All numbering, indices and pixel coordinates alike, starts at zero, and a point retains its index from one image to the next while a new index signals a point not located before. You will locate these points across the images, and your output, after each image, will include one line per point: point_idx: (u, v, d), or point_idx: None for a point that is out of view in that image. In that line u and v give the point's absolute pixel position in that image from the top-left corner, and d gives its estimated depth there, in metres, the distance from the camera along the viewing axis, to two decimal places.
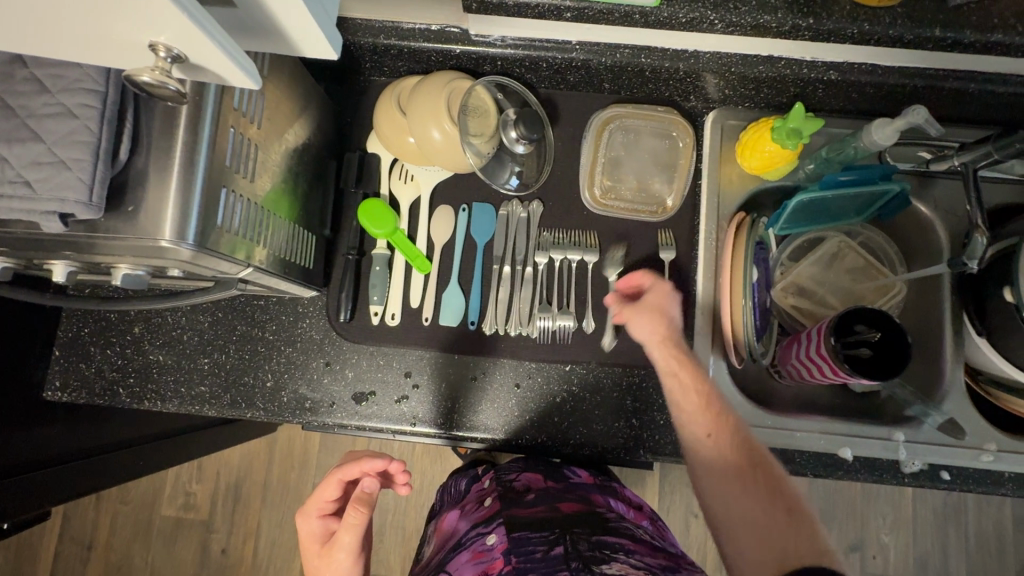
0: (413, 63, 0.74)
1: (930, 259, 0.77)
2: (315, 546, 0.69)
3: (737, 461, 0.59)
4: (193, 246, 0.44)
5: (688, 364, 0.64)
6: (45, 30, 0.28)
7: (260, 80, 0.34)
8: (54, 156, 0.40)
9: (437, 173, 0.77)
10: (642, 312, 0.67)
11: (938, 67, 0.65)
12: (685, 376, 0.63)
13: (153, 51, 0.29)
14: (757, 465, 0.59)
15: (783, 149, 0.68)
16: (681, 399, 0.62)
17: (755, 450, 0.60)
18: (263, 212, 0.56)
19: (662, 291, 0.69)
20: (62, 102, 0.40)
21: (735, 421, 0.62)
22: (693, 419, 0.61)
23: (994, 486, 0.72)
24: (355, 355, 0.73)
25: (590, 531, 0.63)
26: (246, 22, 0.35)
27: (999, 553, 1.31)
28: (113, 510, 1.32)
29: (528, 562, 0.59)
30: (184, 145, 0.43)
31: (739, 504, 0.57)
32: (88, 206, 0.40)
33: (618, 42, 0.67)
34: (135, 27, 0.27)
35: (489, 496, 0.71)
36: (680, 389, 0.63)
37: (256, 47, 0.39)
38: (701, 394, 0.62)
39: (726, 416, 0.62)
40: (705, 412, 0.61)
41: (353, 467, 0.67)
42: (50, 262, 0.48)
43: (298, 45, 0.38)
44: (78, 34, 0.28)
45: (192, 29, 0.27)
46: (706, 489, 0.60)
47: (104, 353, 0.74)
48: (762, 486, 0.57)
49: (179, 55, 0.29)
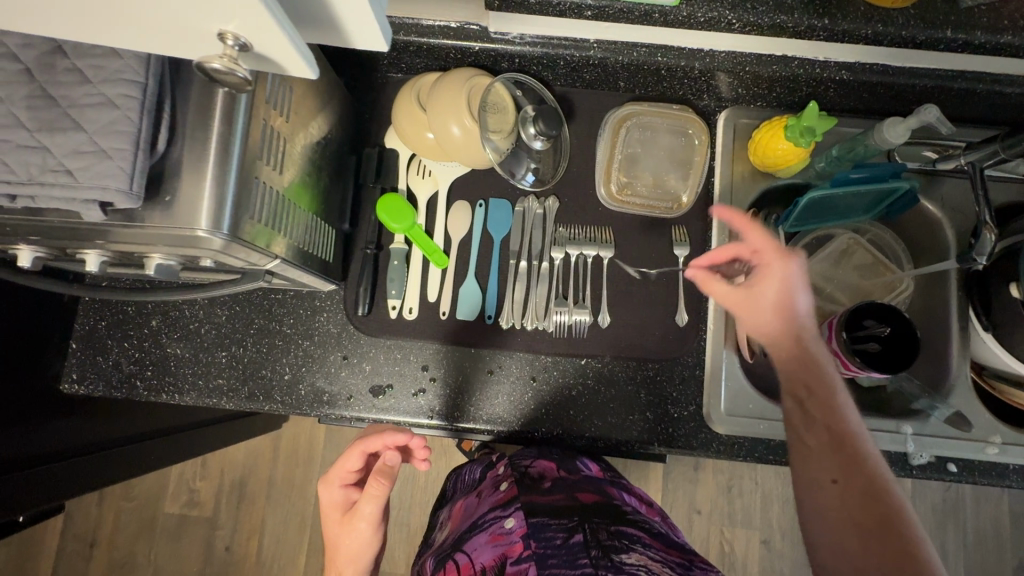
0: (431, 60, 0.75)
1: (936, 256, 0.79)
2: (335, 514, 0.70)
3: (864, 518, 0.51)
4: (226, 236, 0.45)
5: (814, 389, 0.57)
6: (120, 20, 0.29)
7: (318, 72, 0.35)
8: (96, 146, 0.40)
9: (454, 169, 0.78)
10: (760, 302, 0.62)
11: (948, 67, 0.66)
12: (813, 409, 0.56)
13: (221, 39, 0.30)
14: (888, 532, 0.50)
15: (796, 147, 0.70)
16: (805, 432, 0.56)
17: (895, 509, 0.50)
18: (288, 203, 0.57)
19: (773, 273, 0.61)
20: (103, 92, 0.41)
21: (873, 470, 0.53)
22: (817, 458, 0.54)
23: (999, 478, 0.73)
24: (372, 348, 0.74)
25: (608, 520, 0.65)
26: (302, 14, 0.36)
27: (996, 549, 1.33)
28: (117, 508, 1.32)
29: (548, 548, 0.60)
30: (219, 136, 0.44)
31: (855, 566, 0.50)
32: (128, 194, 0.41)
33: (635, 41, 0.68)
34: (208, 16, 0.28)
35: (506, 480, 0.71)
36: (802, 422, 0.57)
37: (310, 38, 0.40)
38: (825, 432, 0.55)
39: (863, 462, 0.53)
40: (833, 454, 0.54)
41: (376, 439, 0.67)
42: (83, 252, 0.48)
43: (353, 39, 0.39)
44: (144, 17, 0.29)
45: (264, 17, 0.28)
46: (818, 536, 0.53)
47: (121, 346, 0.74)
48: (894, 556, 0.49)
49: (245, 43, 0.31)
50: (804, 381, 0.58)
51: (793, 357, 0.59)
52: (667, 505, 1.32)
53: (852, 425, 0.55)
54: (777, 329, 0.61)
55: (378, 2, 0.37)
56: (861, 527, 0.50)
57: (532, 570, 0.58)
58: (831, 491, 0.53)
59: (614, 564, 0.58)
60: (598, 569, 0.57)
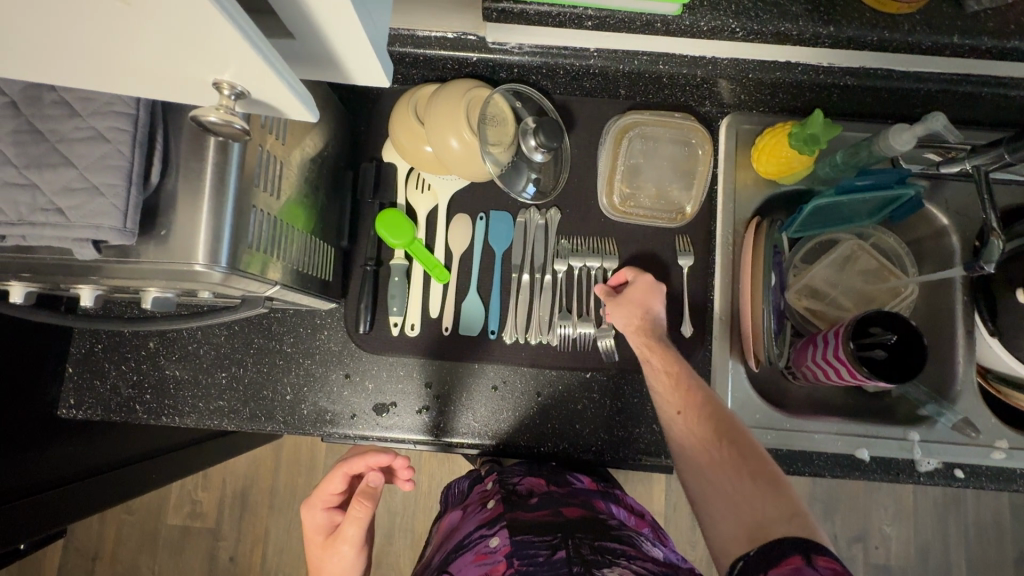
0: (428, 71, 0.73)
1: (941, 261, 0.78)
2: (319, 537, 0.70)
3: (702, 433, 0.61)
4: (225, 270, 0.44)
5: (660, 352, 0.67)
6: (103, 63, 0.28)
7: (316, 114, 0.34)
8: (87, 182, 0.39)
9: (454, 182, 0.76)
10: (630, 300, 0.70)
11: (953, 71, 0.66)
12: (656, 359, 0.67)
13: (217, 89, 0.29)
14: (724, 439, 0.60)
15: (801, 154, 0.68)
16: (653, 380, 0.66)
17: (725, 421, 0.61)
18: (284, 227, 0.56)
19: (646, 284, 0.71)
20: (93, 125, 0.39)
21: (706, 396, 0.64)
22: (665, 398, 0.65)
23: (1007, 482, 0.73)
24: (375, 366, 0.73)
25: (592, 536, 0.63)
26: (301, 51, 0.35)
27: (997, 541, 1.34)
28: (119, 520, 1.31)
29: (530, 566, 0.58)
30: (214, 168, 0.43)
31: (714, 479, 0.59)
32: (123, 231, 0.39)
33: (636, 49, 0.67)
34: (201, 66, 0.27)
35: (492, 498, 0.71)
36: (653, 373, 0.66)
37: (310, 74, 0.39)
38: (669, 376, 0.65)
39: (697, 392, 0.64)
40: (675, 391, 0.64)
41: (358, 461, 0.68)
42: (76, 287, 0.47)
43: (353, 76, 0.38)
44: (130, 62, 0.27)
45: (261, 66, 0.27)
46: (684, 460, 0.62)
47: (118, 370, 0.73)
48: (734, 460, 0.58)
49: (242, 91, 0.30)
50: (646, 342, 0.68)
51: (659, 351, 0.67)
52: (670, 506, 1.32)
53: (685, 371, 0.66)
54: (642, 325, 0.69)
55: (378, 38, 0.36)
56: (704, 443, 0.61)
57: None
58: (678, 422, 0.63)
59: None
60: None
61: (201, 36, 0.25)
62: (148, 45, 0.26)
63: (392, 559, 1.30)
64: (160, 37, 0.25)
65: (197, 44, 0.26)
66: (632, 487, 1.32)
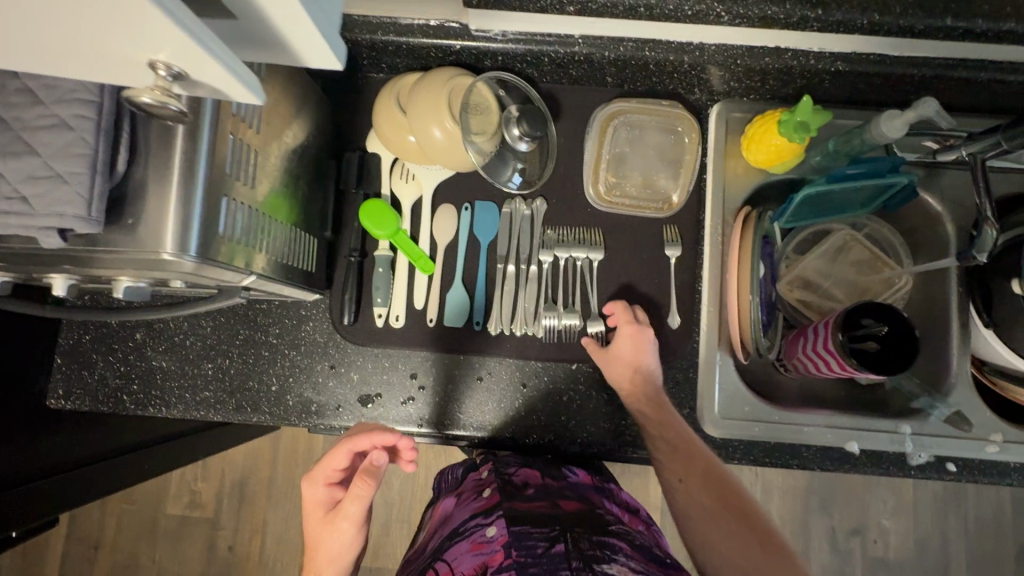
0: (412, 60, 0.72)
1: (936, 252, 0.77)
2: (319, 512, 0.70)
3: (706, 501, 0.64)
4: (195, 259, 0.44)
5: (657, 414, 0.68)
6: (37, 43, 0.27)
7: (263, 96, 0.34)
8: (51, 170, 0.39)
9: (438, 172, 0.76)
10: (620, 356, 0.69)
11: (947, 56, 0.64)
12: (651, 425, 0.67)
13: (153, 69, 0.29)
14: (727, 504, 0.65)
15: (791, 142, 0.67)
16: (652, 444, 0.67)
17: (725, 486, 0.65)
18: (263, 218, 0.55)
19: (631, 333, 0.70)
20: (57, 113, 0.39)
21: (705, 462, 0.66)
22: (667, 466, 0.66)
23: (999, 476, 0.72)
24: (359, 357, 0.73)
25: (590, 530, 0.63)
26: (247, 31, 0.35)
27: (997, 535, 1.33)
28: (119, 510, 1.33)
29: (529, 557, 0.58)
30: (183, 156, 0.42)
31: (723, 547, 0.63)
32: (88, 220, 0.39)
33: (622, 35, 0.66)
34: (132, 45, 0.27)
35: (489, 487, 0.70)
36: (652, 439, 0.67)
37: (259, 57, 0.38)
38: (670, 443, 0.66)
39: (697, 459, 0.66)
40: (677, 460, 0.65)
41: (365, 438, 0.66)
42: (49, 276, 0.47)
43: (305, 59, 0.38)
44: (62, 41, 0.27)
45: (192, 47, 0.27)
46: (688, 526, 0.65)
47: (105, 360, 0.73)
48: (740, 525, 0.64)
49: (179, 73, 0.29)
50: (643, 405, 0.68)
51: (653, 407, 0.68)
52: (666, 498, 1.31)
53: (684, 435, 0.67)
54: (633, 384, 0.68)
55: (325, 20, 0.35)
56: (710, 511, 0.64)
57: None
58: (681, 490, 0.65)
59: None
60: None
61: (122, 15, 0.24)
62: (71, 19, 0.25)
63: (387, 550, 1.31)
64: (84, 16, 0.25)
65: (122, 23, 0.25)
66: (627, 478, 1.32)
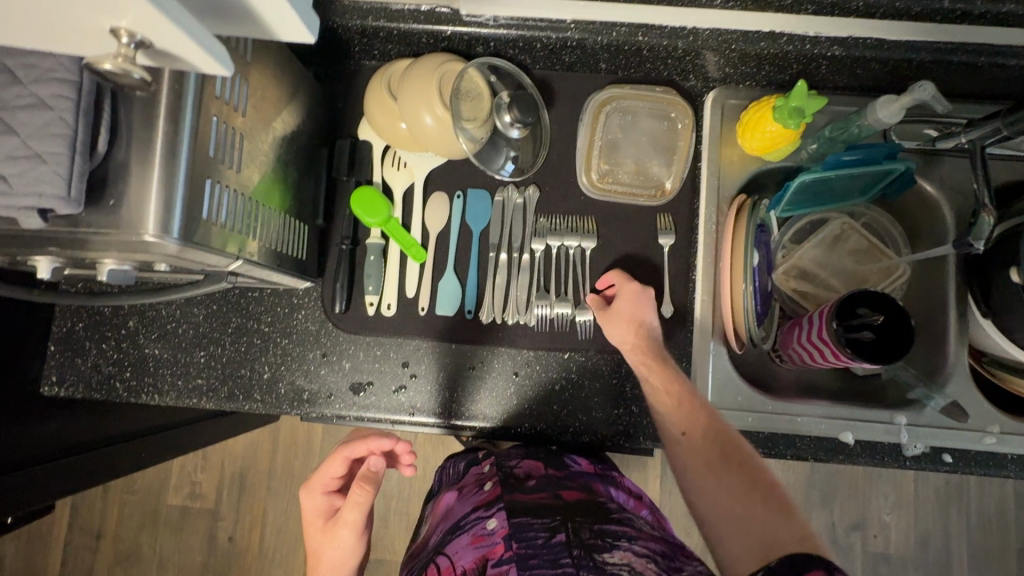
0: (404, 46, 0.72)
1: (934, 241, 0.76)
2: (319, 521, 0.70)
3: (709, 455, 0.62)
4: (178, 241, 0.43)
5: (660, 368, 0.66)
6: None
7: (230, 66, 0.34)
8: (30, 150, 0.39)
9: (430, 159, 0.75)
10: (624, 310, 0.69)
11: (946, 40, 0.63)
12: (655, 379, 0.66)
13: (115, 36, 0.29)
14: (731, 458, 0.61)
15: (785, 129, 0.66)
16: (655, 400, 0.66)
17: (729, 441, 0.62)
18: (253, 203, 0.55)
19: (632, 293, 0.71)
20: (36, 93, 0.39)
21: (708, 416, 0.64)
22: (668, 419, 0.65)
23: (997, 468, 0.71)
24: (351, 346, 0.73)
25: (591, 518, 0.62)
26: (216, 4, 0.35)
27: (1001, 531, 1.32)
28: (121, 500, 1.34)
29: (529, 549, 0.57)
30: (165, 137, 0.42)
31: (722, 500, 0.59)
32: (67, 201, 0.39)
33: (614, 20, 0.65)
34: (94, 13, 0.27)
35: (490, 480, 0.70)
36: (656, 394, 0.66)
37: (228, 28, 0.39)
38: (674, 396, 0.65)
39: (701, 413, 0.64)
40: (679, 413, 0.64)
41: (358, 446, 0.68)
42: (33, 259, 0.47)
43: (271, 23, 0.38)
44: (26, 10, 0.27)
45: (154, 15, 0.27)
46: (690, 483, 0.62)
47: (99, 348, 0.73)
48: (744, 482, 0.59)
49: (142, 41, 0.29)
50: (648, 361, 0.67)
51: (657, 364, 0.67)
52: (665, 492, 1.31)
53: (688, 390, 0.66)
54: (637, 338, 0.68)
55: None
56: (711, 465, 0.61)
57: (513, 571, 0.55)
58: (681, 443, 0.63)
59: (595, 564, 0.55)
60: (579, 569, 0.54)
61: None
62: None
63: (385, 541, 1.32)
64: None
65: None
66: (626, 472, 1.31)
